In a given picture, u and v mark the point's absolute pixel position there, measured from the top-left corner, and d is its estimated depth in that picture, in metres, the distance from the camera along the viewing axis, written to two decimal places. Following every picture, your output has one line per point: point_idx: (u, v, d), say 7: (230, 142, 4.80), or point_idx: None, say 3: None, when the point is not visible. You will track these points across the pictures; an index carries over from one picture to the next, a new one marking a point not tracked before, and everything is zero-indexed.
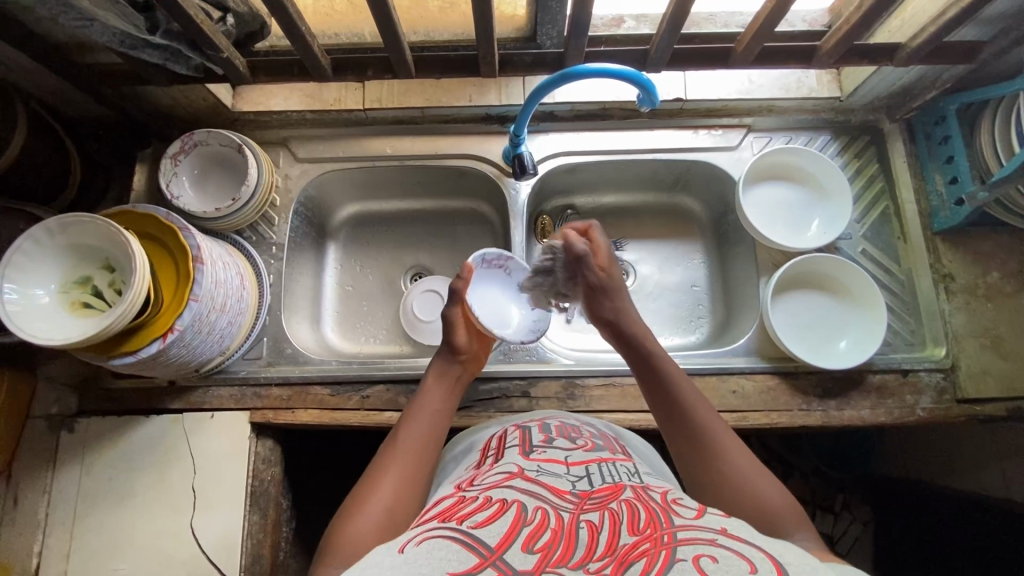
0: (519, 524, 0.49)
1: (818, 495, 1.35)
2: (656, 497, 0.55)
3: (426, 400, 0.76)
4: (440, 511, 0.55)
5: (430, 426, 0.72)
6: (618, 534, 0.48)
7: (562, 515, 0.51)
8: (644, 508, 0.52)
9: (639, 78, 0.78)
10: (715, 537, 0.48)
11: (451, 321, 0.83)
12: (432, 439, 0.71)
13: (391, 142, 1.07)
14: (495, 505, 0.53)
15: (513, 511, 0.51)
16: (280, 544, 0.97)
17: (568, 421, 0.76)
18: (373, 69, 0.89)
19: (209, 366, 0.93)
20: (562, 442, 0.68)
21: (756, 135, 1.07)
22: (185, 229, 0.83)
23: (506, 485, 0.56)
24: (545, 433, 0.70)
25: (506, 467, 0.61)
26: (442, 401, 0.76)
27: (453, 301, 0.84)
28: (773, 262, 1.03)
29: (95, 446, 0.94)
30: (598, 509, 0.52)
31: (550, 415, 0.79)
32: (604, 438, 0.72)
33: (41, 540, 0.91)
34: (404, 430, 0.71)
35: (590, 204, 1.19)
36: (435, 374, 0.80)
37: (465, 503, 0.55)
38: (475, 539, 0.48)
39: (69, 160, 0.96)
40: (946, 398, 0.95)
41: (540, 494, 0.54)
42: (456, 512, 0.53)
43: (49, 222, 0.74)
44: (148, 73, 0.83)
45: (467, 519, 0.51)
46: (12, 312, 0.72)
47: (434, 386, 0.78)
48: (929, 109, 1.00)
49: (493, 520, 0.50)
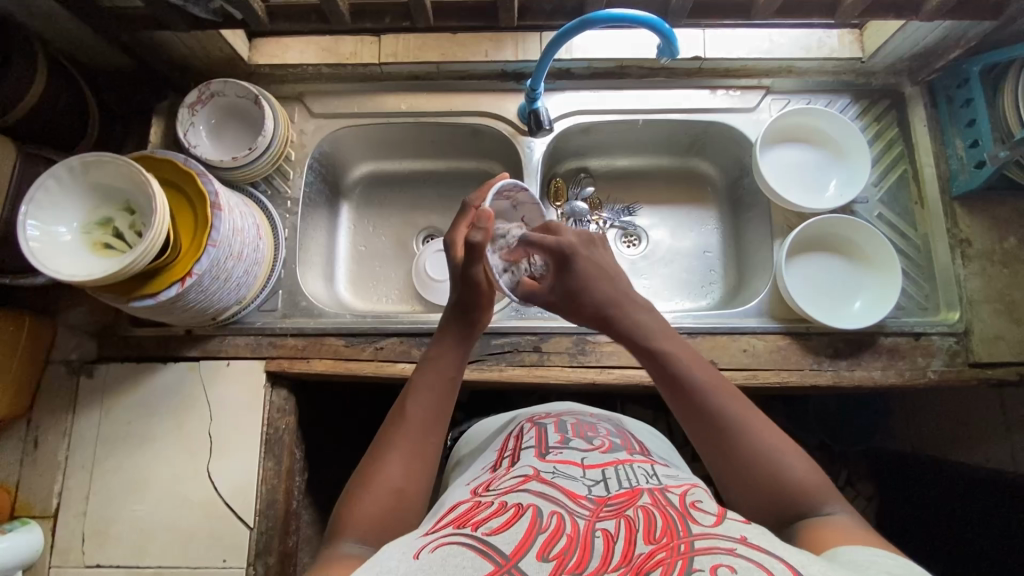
0: (533, 531, 0.49)
1: (822, 470, 1.38)
2: (674, 501, 0.55)
3: (437, 365, 0.71)
4: (455, 516, 0.55)
5: (438, 395, 0.69)
6: (634, 542, 0.48)
7: (577, 521, 0.51)
8: (661, 514, 0.52)
9: (660, 26, 0.79)
10: (734, 546, 0.47)
11: (477, 282, 0.72)
12: (441, 410, 0.68)
13: (406, 98, 1.07)
14: (510, 511, 0.53)
15: (527, 517, 0.51)
16: (293, 492, 0.99)
17: (584, 419, 0.77)
18: (390, 16, 0.89)
19: (225, 315, 0.94)
20: (578, 443, 0.68)
21: (775, 97, 1.06)
22: (203, 174, 0.83)
23: (521, 490, 0.56)
24: (562, 434, 0.71)
25: (522, 470, 0.61)
26: (455, 366, 0.72)
27: (476, 259, 0.72)
28: (788, 224, 1.02)
29: (113, 392, 0.95)
30: (614, 517, 0.51)
31: (566, 412, 0.79)
32: (621, 437, 0.73)
33: (62, 481, 0.93)
34: (413, 400, 0.68)
35: (604, 167, 1.19)
36: (448, 334, 0.74)
37: (479, 508, 0.55)
38: (489, 545, 0.48)
39: (88, 109, 0.97)
40: (958, 361, 0.94)
41: (556, 498, 0.54)
42: (470, 518, 0.53)
43: (71, 161, 0.75)
44: (168, 17, 0.83)
45: (482, 524, 0.51)
46: (36, 248, 0.73)
47: (445, 349, 0.73)
48: (951, 72, 0.98)
49: (507, 526, 0.51)
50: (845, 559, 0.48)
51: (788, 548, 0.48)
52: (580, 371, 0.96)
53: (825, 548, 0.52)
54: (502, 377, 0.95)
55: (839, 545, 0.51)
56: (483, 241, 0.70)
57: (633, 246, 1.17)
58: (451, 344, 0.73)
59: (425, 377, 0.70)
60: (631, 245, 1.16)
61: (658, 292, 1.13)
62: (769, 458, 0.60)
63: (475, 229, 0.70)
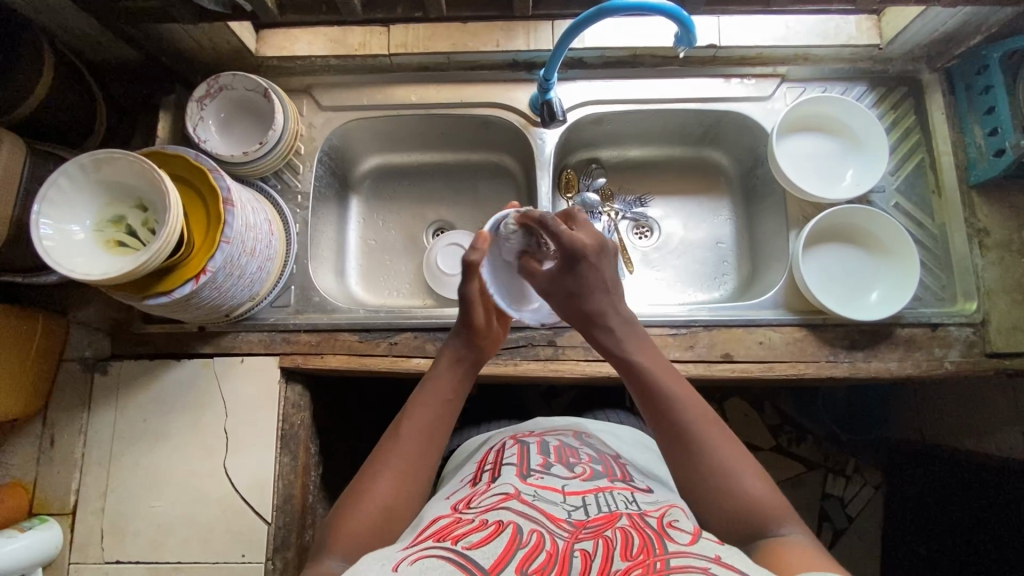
0: (513, 547, 0.51)
1: (830, 459, 1.37)
2: (652, 522, 0.56)
3: (435, 386, 0.72)
4: (435, 529, 0.56)
5: (435, 418, 0.69)
6: (612, 560, 0.49)
7: (557, 539, 0.52)
8: (639, 533, 0.53)
9: (678, 13, 0.77)
10: (709, 566, 0.48)
11: (469, 299, 0.74)
12: (438, 433, 0.68)
13: (416, 89, 1.05)
14: (491, 527, 0.54)
15: (508, 533, 0.53)
16: (310, 487, 0.99)
17: (567, 442, 0.78)
18: (403, 6, 0.88)
19: (239, 311, 0.94)
20: (560, 469, 0.68)
21: (790, 85, 1.04)
22: (215, 170, 0.83)
23: (502, 508, 0.57)
24: (544, 458, 0.71)
25: (502, 489, 0.62)
26: (453, 391, 0.72)
27: (470, 277, 0.73)
28: (804, 214, 1.01)
29: (127, 389, 0.95)
30: (594, 536, 0.53)
31: (549, 434, 0.81)
32: (603, 463, 0.73)
33: (79, 478, 0.93)
34: (408, 419, 0.68)
35: (615, 158, 1.17)
36: (449, 357, 0.74)
37: (460, 523, 0.56)
38: (468, 559, 0.49)
39: (94, 104, 0.95)
40: (976, 351, 0.94)
41: (537, 519, 0.55)
42: (451, 531, 0.55)
43: (83, 158, 0.74)
44: (176, 9, 0.81)
45: (462, 539, 0.53)
46: (50, 247, 0.73)
47: (445, 373, 0.73)
48: (971, 59, 0.97)
49: (488, 541, 0.52)
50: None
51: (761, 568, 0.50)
52: (595, 364, 0.96)
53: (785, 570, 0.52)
54: (517, 371, 0.95)
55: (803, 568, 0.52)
56: (476, 258, 0.72)
57: (645, 237, 1.16)
58: (448, 367, 0.73)
59: (421, 399, 0.70)
60: (643, 236, 1.16)
61: (671, 284, 1.12)
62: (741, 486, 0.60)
63: (473, 249, 0.73)
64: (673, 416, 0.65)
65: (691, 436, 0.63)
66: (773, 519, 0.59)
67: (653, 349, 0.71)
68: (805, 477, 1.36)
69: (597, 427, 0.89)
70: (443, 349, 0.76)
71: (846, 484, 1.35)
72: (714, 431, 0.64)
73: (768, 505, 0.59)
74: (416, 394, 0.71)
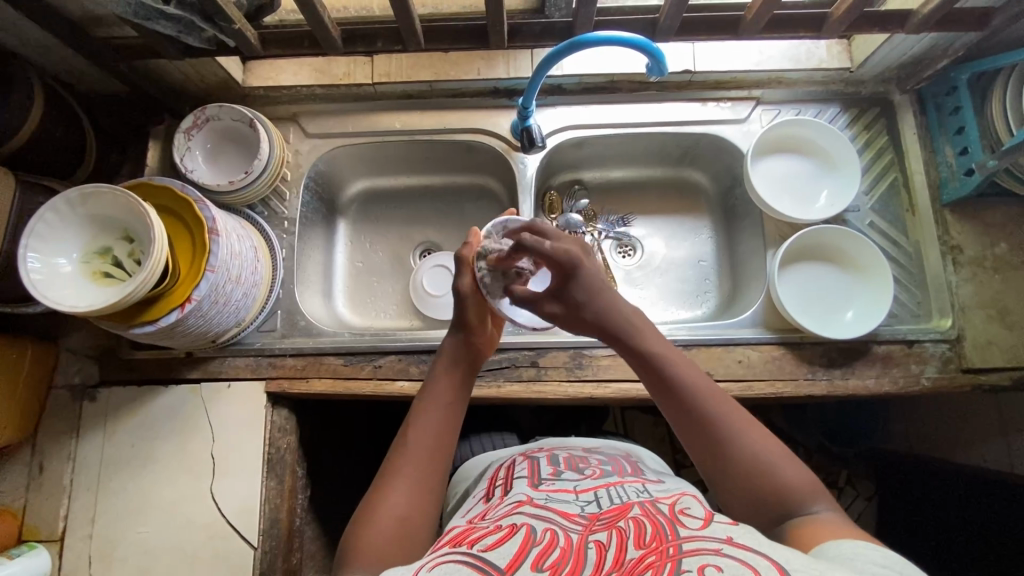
0: (528, 545, 0.52)
1: (822, 471, 1.35)
2: (664, 509, 0.57)
3: (436, 392, 0.73)
4: (452, 537, 0.58)
5: (439, 423, 0.71)
6: (625, 549, 0.50)
7: (571, 535, 0.54)
8: (651, 521, 0.54)
9: (648, 46, 0.80)
10: (720, 546, 0.49)
11: (462, 293, 0.78)
12: (444, 437, 0.70)
13: (399, 116, 1.08)
14: (505, 529, 0.55)
15: (522, 533, 0.54)
16: (297, 510, 1.00)
17: (575, 453, 0.79)
18: (382, 40, 0.90)
19: (226, 337, 0.95)
20: (570, 474, 0.70)
21: (764, 107, 1.07)
22: (200, 201, 0.84)
23: (515, 513, 0.59)
24: (555, 466, 0.73)
25: (515, 497, 0.63)
26: (454, 394, 0.74)
27: (463, 270, 0.79)
28: (781, 234, 1.03)
29: (116, 415, 0.96)
30: (607, 528, 0.54)
31: (560, 449, 0.82)
32: (612, 463, 0.75)
33: (67, 504, 0.94)
34: (414, 428, 0.70)
35: (598, 179, 1.19)
36: (446, 359, 0.77)
37: (475, 530, 0.58)
38: (485, 561, 0.50)
39: (84, 135, 0.98)
40: (951, 367, 0.95)
41: (549, 518, 0.57)
42: (466, 538, 0.56)
43: (70, 193, 0.76)
44: (163, 46, 0.84)
45: (478, 543, 0.54)
46: (37, 280, 0.74)
47: (442, 377, 0.75)
48: (940, 80, 0.99)
49: (502, 543, 0.53)
50: (830, 552, 0.51)
51: (775, 545, 0.50)
52: (577, 385, 0.97)
53: (812, 544, 0.54)
54: (500, 393, 0.96)
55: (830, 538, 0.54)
56: (467, 254, 0.80)
57: (628, 256, 1.17)
58: (446, 371, 0.76)
59: (424, 405, 0.72)
60: (626, 255, 1.17)
61: (654, 302, 1.14)
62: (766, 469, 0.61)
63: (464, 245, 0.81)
64: (691, 405, 0.66)
65: (702, 413, 0.65)
66: (800, 497, 0.59)
67: (666, 343, 0.72)
68: None
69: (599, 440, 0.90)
70: (441, 352, 0.78)
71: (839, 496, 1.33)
72: (735, 413, 0.65)
73: (794, 486, 0.60)
74: (418, 403, 0.73)
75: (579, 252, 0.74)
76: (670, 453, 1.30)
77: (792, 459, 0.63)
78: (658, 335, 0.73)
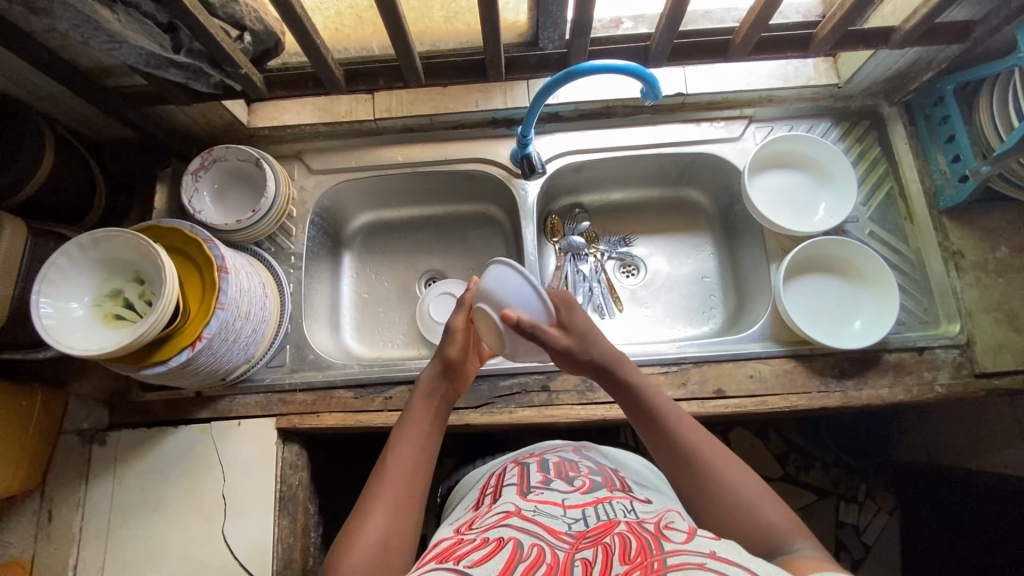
0: (514, 560, 0.51)
1: (841, 486, 1.32)
2: (649, 526, 0.56)
3: (413, 424, 0.73)
4: (436, 553, 0.56)
5: (418, 453, 0.69)
6: (611, 564, 0.50)
7: (557, 552, 0.53)
8: (636, 537, 0.54)
9: (642, 72, 0.82)
10: (704, 561, 0.48)
11: (452, 330, 0.78)
12: (422, 467, 0.69)
13: (401, 149, 1.10)
14: (492, 544, 0.55)
15: (509, 548, 0.53)
16: (310, 549, 0.98)
17: (566, 457, 0.79)
18: (384, 78, 0.93)
19: (235, 374, 0.95)
20: (559, 484, 0.70)
21: (757, 125, 1.09)
22: (209, 240, 0.85)
23: (501, 525, 0.58)
24: (544, 474, 0.73)
25: (504, 508, 0.63)
26: (431, 423, 0.74)
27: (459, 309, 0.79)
28: (782, 246, 1.05)
29: (126, 458, 0.95)
30: (593, 544, 0.54)
31: (549, 452, 0.82)
32: (601, 473, 0.75)
33: (76, 554, 0.92)
34: (391, 455, 0.69)
35: (598, 201, 1.21)
36: (423, 389, 0.76)
37: (462, 544, 0.57)
38: None
39: (93, 182, 1.00)
40: (964, 373, 0.95)
41: (537, 533, 0.57)
42: (453, 552, 0.55)
43: (81, 238, 0.77)
44: (171, 93, 0.87)
45: (464, 558, 0.53)
46: (49, 325, 0.75)
47: (420, 406, 0.75)
48: (926, 91, 1.02)
49: (488, 558, 0.52)
50: None
51: (759, 561, 0.49)
52: (589, 408, 0.97)
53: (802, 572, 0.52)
54: (513, 419, 0.96)
55: (815, 571, 0.52)
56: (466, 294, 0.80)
57: (631, 275, 1.18)
58: (420, 402, 0.75)
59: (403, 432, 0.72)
60: (629, 275, 1.18)
61: (660, 321, 1.14)
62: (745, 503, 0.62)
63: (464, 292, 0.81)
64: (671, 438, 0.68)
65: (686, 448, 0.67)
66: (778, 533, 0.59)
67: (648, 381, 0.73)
68: (816, 506, 1.31)
69: (623, 452, 0.88)
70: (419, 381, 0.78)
71: (859, 511, 1.30)
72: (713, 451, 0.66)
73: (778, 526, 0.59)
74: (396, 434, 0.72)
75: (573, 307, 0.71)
76: None
77: (772, 497, 0.62)
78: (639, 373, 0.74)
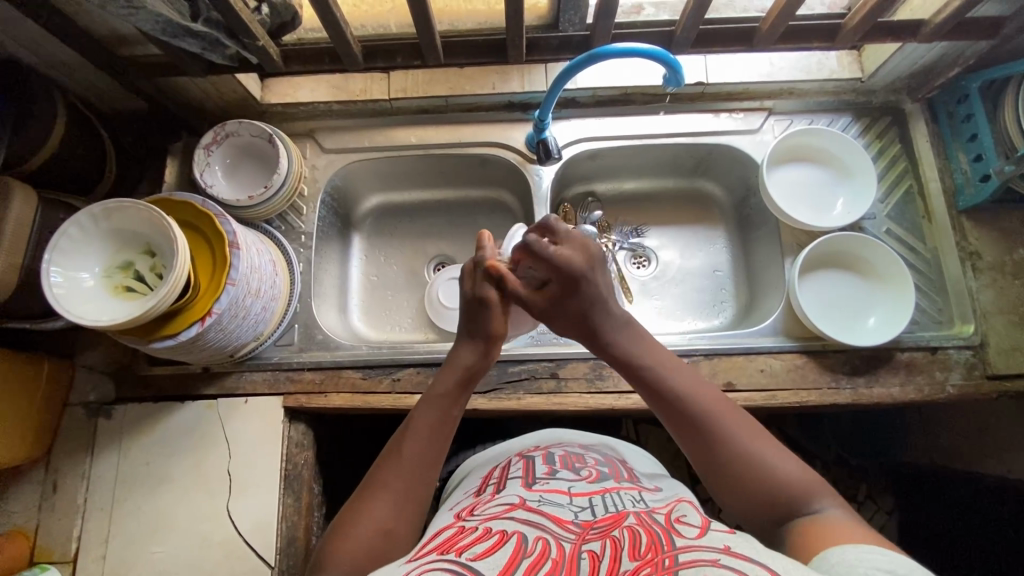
0: (518, 557, 0.50)
1: (841, 485, 1.31)
2: (659, 519, 0.56)
3: (436, 405, 0.71)
4: (438, 543, 0.56)
5: (436, 440, 0.68)
6: (619, 560, 0.49)
7: (563, 544, 0.53)
8: (646, 530, 0.53)
9: (665, 57, 0.81)
10: (717, 557, 0.47)
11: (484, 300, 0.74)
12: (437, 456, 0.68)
13: (415, 130, 1.09)
14: (495, 537, 0.54)
15: (512, 544, 0.52)
16: (313, 529, 0.97)
17: (572, 450, 0.79)
18: (401, 56, 0.92)
19: (243, 352, 0.95)
20: (566, 474, 0.70)
21: (777, 118, 1.08)
22: (221, 216, 0.84)
23: (506, 517, 0.58)
24: (550, 466, 0.73)
25: (508, 499, 0.63)
26: (456, 408, 0.72)
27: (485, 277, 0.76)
28: (797, 241, 1.04)
29: (131, 432, 0.95)
30: (601, 537, 0.53)
31: (555, 445, 0.81)
32: (609, 464, 0.75)
33: (80, 525, 0.92)
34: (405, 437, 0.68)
35: (611, 190, 1.20)
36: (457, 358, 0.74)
37: (463, 534, 0.56)
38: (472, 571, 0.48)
39: (104, 153, 0.99)
40: (976, 374, 0.94)
41: (542, 525, 0.56)
42: (454, 544, 0.54)
43: (93, 208, 0.76)
44: (186, 63, 0.85)
45: (466, 551, 0.52)
46: (59, 294, 0.74)
47: (450, 376, 0.73)
48: (951, 88, 1.00)
49: (491, 552, 0.52)
50: (836, 558, 0.50)
51: (774, 555, 0.49)
52: (598, 397, 0.96)
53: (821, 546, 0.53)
54: (521, 406, 0.95)
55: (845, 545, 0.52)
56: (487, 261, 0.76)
57: (642, 267, 1.17)
58: (452, 380, 0.72)
59: (421, 415, 0.70)
60: (640, 266, 1.17)
61: (670, 312, 1.13)
62: (764, 467, 0.62)
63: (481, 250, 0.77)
64: (680, 404, 0.67)
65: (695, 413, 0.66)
66: (799, 495, 0.59)
67: (635, 329, 0.75)
68: None
69: (630, 446, 0.88)
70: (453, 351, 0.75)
71: (859, 510, 1.28)
72: (728, 419, 0.65)
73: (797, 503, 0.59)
74: (414, 416, 0.70)
75: (586, 262, 0.73)
76: (686, 467, 1.27)
77: (785, 453, 0.63)
78: (648, 338, 0.74)
